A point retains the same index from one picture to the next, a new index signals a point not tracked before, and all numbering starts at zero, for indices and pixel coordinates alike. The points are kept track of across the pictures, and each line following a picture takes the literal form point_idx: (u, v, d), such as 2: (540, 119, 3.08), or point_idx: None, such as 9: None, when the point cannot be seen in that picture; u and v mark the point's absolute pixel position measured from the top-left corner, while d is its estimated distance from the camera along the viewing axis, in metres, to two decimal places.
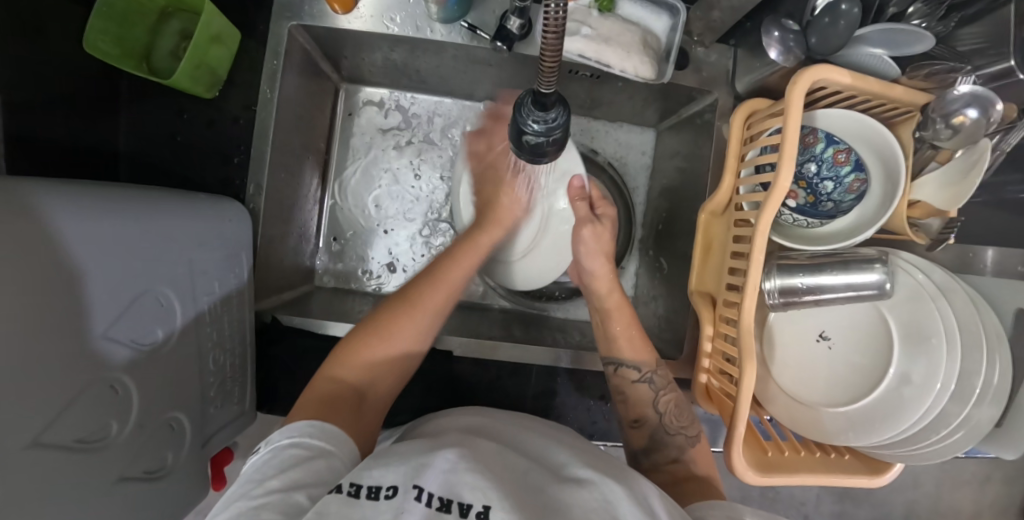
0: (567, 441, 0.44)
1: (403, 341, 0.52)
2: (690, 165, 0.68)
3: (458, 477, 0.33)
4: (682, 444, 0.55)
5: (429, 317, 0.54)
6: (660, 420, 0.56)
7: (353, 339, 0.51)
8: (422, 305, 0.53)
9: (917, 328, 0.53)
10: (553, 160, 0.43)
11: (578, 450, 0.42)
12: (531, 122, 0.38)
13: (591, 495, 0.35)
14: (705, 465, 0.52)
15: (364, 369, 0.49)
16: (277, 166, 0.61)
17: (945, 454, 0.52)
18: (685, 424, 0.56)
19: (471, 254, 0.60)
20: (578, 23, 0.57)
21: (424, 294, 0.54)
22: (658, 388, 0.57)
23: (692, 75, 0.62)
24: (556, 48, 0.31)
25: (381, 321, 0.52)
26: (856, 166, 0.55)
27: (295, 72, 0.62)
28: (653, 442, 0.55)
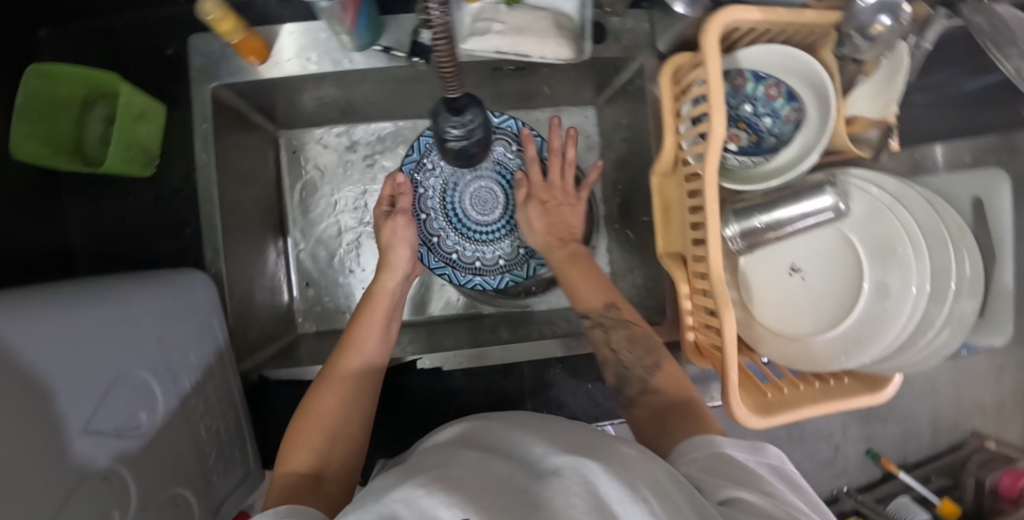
0: (550, 430, 0.43)
1: (344, 405, 0.48)
2: (633, 133, 0.68)
3: (433, 503, 0.32)
4: (643, 375, 0.53)
5: (365, 371, 0.51)
6: (615, 358, 0.55)
7: (297, 425, 0.47)
8: (344, 371, 0.50)
9: (881, 240, 0.54)
10: (482, 159, 0.44)
11: (556, 435, 0.42)
12: (449, 128, 0.39)
13: (570, 480, 0.34)
14: (671, 390, 0.51)
15: (317, 449, 0.45)
16: (230, 226, 0.62)
17: (935, 357, 0.53)
18: (641, 356, 0.54)
19: (381, 306, 0.57)
20: (488, 21, 0.57)
21: (345, 357, 0.52)
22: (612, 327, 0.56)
23: (613, 45, 0.62)
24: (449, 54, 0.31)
25: (319, 392, 0.49)
26: (788, 97, 0.56)
27: (229, 131, 0.63)
28: (619, 381, 0.54)
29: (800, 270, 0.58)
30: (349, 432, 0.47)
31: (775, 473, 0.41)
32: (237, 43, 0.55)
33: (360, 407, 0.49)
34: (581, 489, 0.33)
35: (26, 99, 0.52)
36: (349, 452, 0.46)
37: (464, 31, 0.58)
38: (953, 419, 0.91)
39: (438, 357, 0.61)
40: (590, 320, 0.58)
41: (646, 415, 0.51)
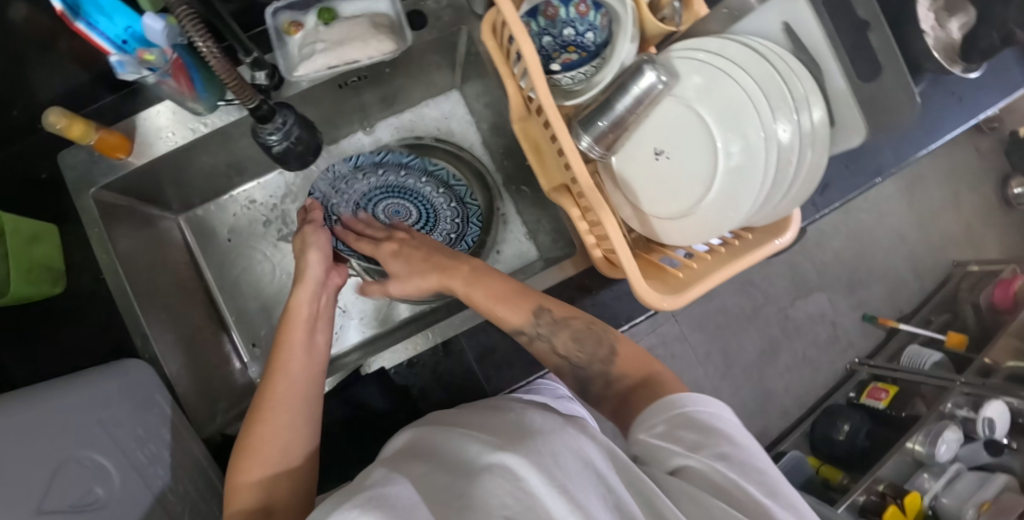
0: (480, 423, 0.39)
1: (280, 431, 0.47)
2: (492, 96, 0.71)
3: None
4: (600, 366, 0.50)
5: (294, 390, 0.50)
6: (569, 364, 0.52)
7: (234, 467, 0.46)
8: (277, 395, 0.49)
9: (720, 97, 0.57)
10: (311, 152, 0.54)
11: (494, 421, 0.39)
12: (268, 134, 0.49)
13: (502, 484, 0.31)
14: (631, 366, 0.49)
15: (262, 486, 0.45)
16: (152, 310, 0.64)
17: (811, 184, 0.55)
18: (593, 351, 0.50)
19: (300, 326, 0.55)
20: (312, 44, 0.62)
21: (275, 382, 0.50)
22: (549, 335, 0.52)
23: (436, 26, 0.66)
24: (224, 66, 0.41)
25: (251, 425, 0.47)
26: (596, 8, 0.59)
27: (123, 227, 0.66)
28: (580, 382, 0.52)
29: (664, 151, 0.60)
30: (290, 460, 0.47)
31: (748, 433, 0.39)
32: (96, 141, 0.59)
33: (296, 434, 0.48)
34: (514, 491, 0.30)
35: None
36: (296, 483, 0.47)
37: (293, 60, 0.62)
38: None
39: (378, 358, 0.63)
40: (527, 336, 0.53)
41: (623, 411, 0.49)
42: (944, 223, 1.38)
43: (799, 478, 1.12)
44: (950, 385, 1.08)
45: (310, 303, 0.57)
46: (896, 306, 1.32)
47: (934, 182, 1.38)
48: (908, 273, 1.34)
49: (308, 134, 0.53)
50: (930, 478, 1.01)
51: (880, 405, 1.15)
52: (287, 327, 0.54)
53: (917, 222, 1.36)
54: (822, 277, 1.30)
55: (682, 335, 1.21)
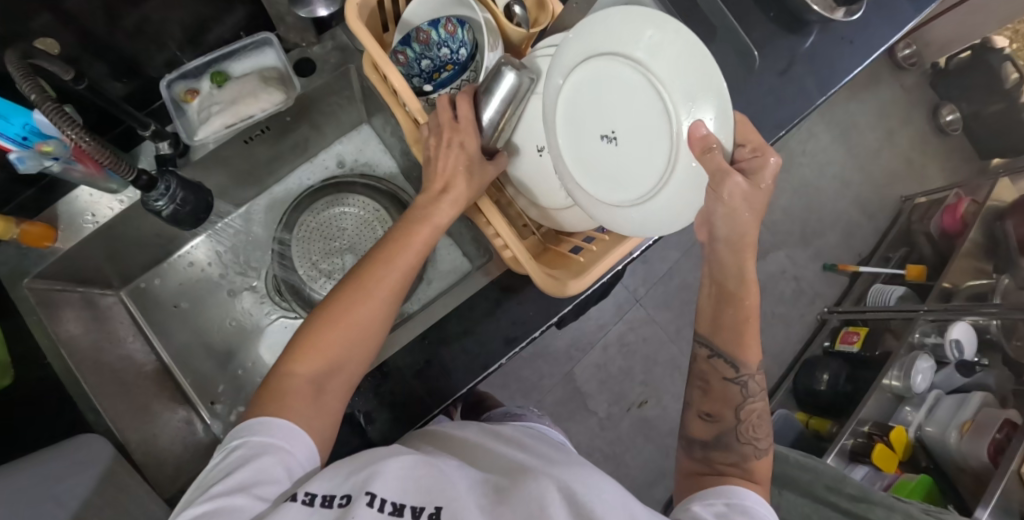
0: (532, 452, 0.52)
1: (354, 337, 0.50)
2: (395, 125, 0.76)
3: (412, 489, 0.39)
4: (749, 453, 0.51)
5: (387, 301, 0.51)
6: (737, 426, 0.52)
7: (308, 331, 0.49)
8: (358, 307, 0.50)
9: None
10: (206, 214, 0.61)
11: (547, 456, 0.51)
12: (156, 201, 0.56)
13: (538, 485, 0.39)
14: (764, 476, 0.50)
15: (323, 359, 0.48)
16: (100, 386, 0.66)
17: None
18: (757, 436, 0.52)
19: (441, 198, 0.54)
20: (207, 108, 0.66)
21: (362, 295, 0.51)
22: (750, 394, 0.53)
23: (325, 70, 0.69)
24: (100, 151, 0.49)
25: (361, 299, 0.51)
26: (461, 24, 0.62)
27: (63, 310, 0.69)
28: (716, 439, 0.52)
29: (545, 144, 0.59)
30: (347, 355, 0.49)
31: None
32: (20, 236, 0.62)
33: (371, 333, 0.51)
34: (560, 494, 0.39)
35: None
36: (345, 378, 0.49)
37: (194, 125, 0.66)
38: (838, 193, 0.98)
39: None
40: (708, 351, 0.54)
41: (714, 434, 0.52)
42: (885, 162, 1.41)
43: (789, 435, 1.12)
44: (915, 316, 1.10)
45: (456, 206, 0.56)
46: (853, 250, 1.34)
47: (867, 124, 1.42)
48: (860, 216, 1.37)
49: (199, 197, 0.60)
50: (911, 410, 1.02)
51: (854, 349, 1.16)
52: (412, 229, 0.54)
53: (858, 167, 1.39)
54: (776, 235, 1.32)
55: (650, 317, 1.24)
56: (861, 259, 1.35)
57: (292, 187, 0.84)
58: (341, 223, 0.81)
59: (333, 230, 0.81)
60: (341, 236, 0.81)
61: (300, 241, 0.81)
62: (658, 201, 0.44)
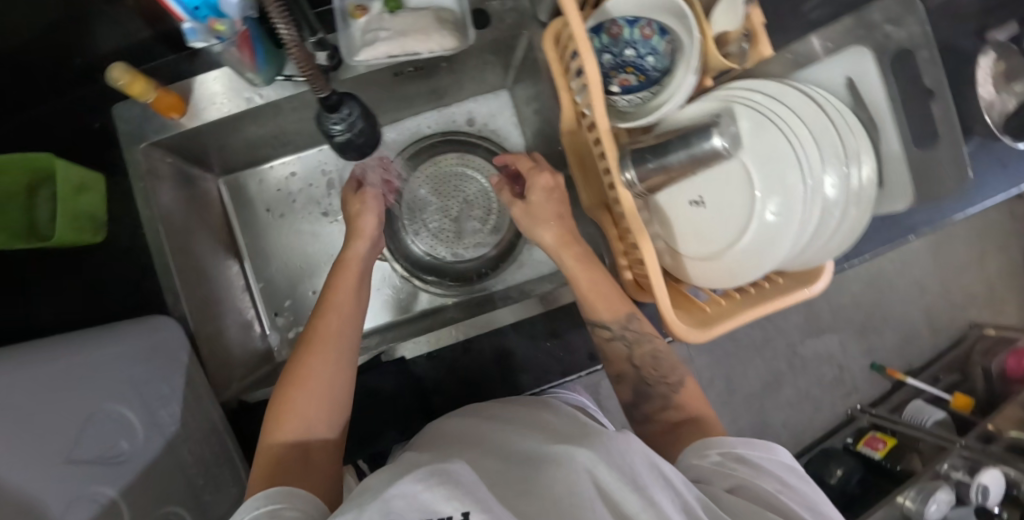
0: (537, 424, 0.50)
1: (305, 417, 0.49)
2: (542, 104, 0.72)
3: (432, 492, 0.35)
4: (665, 392, 0.57)
5: (335, 346, 0.54)
6: (637, 373, 0.58)
7: (279, 395, 0.51)
8: (319, 349, 0.53)
9: (769, 152, 0.55)
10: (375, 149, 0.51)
11: (559, 430, 0.47)
12: (333, 124, 0.47)
13: (566, 469, 0.38)
14: (692, 404, 0.56)
15: (299, 423, 0.49)
16: (185, 270, 0.66)
17: (852, 239, 0.55)
18: (665, 373, 0.57)
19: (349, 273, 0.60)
20: (375, 30, 0.62)
21: (305, 359, 0.52)
22: (641, 336, 0.58)
23: (498, 26, 0.66)
24: (303, 58, 0.40)
25: (280, 411, 0.49)
26: (661, 33, 0.60)
27: (165, 183, 0.67)
28: (638, 396, 0.58)
29: (701, 199, 0.58)
30: (324, 406, 0.51)
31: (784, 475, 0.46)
32: (153, 101, 0.60)
33: (334, 384, 0.52)
34: (581, 473, 0.37)
35: None
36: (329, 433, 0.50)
37: (356, 45, 0.63)
38: None
39: (399, 346, 0.63)
40: (609, 333, 0.58)
41: (666, 426, 0.55)
42: (968, 284, 1.35)
43: None
44: (950, 446, 1.07)
45: (345, 322, 0.57)
46: (905, 358, 1.30)
47: (964, 239, 1.36)
48: (924, 327, 1.32)
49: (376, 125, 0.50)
50: None
51: (875, 455, 1.14)
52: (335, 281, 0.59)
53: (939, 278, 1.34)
54: (835, 319, 1.29)
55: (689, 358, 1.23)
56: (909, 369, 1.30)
57: (410, 129, 0.81)
58: (463, 184, 0.81)
59: (450, 189, 0.81)
60: (460, 197, 0.80)
61: (419, 186, 0.80)
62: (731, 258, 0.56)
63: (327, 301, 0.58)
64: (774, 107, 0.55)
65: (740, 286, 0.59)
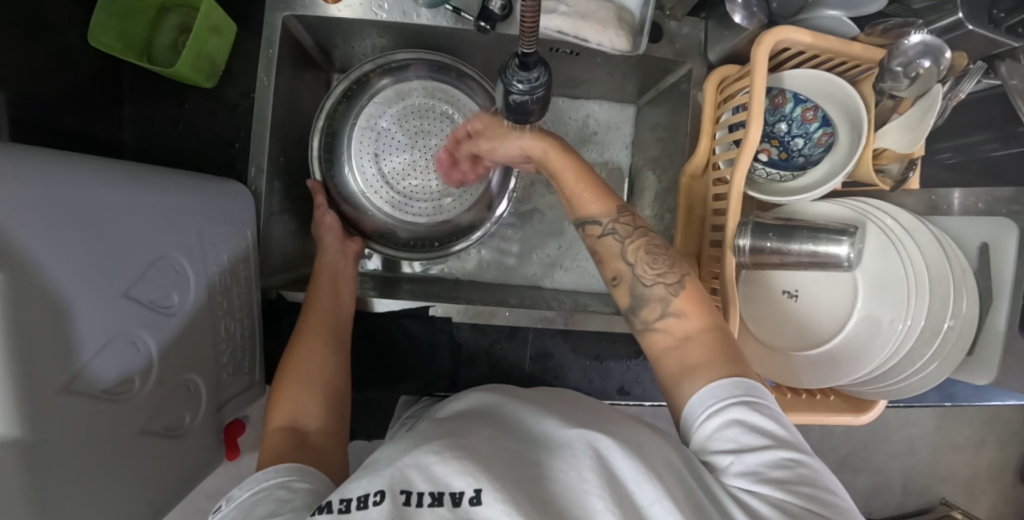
0: (543, 402, 0.46)
1: (298, 404, 0.49)
2: (670, 135, 0.72)
3: (445, 469, 0.33)
4: (664, 294, 0.50)
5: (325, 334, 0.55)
6: (634, 272, 0.51)
7: (276, 387, 0.51)
8: (313, 329, 0.56)
9: (885, 278, 0.54)
10: (539, 119, 0.47)
11: (557, 407, 0.44)
12: (515, 82, 0.42)
13: (581, 456, 0.35)
14: (694, 312, 0.49)
15: (294, 407, 0.49)
16: (277, 148, 0.64)
17: (924, 386, 0.55)
18: (664, 270, 0.51)
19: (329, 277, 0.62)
20: (556, 1, 0.61)
21: (296, 346, 0.54)
22: (625, 237, 0.53)
23: (668, 47, 0.66)
24: (534, 15, 0.35)
25: (276, 401, 0.49)
26: (823, 122, 0.59)
27: (291, 59, 0.66)
28: (635, 299, 0.51)
29: (797, 293, 0.58)
30: (320, 382, 0.51)
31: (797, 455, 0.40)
32: None
33: (325, 362, 0.53)
34: (595, 463, 0.35)
35: None
36: (320, 413, 0.49)
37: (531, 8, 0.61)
38: (924, 476, 1.17)
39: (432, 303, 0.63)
40: (599, 228, 0.54)
41: (667, 341, 0.48)
42: (981, 445, 1.18)
43: None
44: None
45: (335, 314, 0.58)
46: None
47: (972, 418, 1.17)
48: (897, 485, 1.16)
49: (552, 98, 0.46)
50: None
51: None
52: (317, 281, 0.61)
53: None
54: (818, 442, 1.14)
55: None
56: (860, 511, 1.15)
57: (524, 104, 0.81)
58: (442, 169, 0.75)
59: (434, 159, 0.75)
60: (546, 202, 0.80)
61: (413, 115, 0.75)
62: (806, 361, 0.56)
63: (314, 306, 0.58)
64: (904, 233, 0.54)
65: (796, 386, 0.58)
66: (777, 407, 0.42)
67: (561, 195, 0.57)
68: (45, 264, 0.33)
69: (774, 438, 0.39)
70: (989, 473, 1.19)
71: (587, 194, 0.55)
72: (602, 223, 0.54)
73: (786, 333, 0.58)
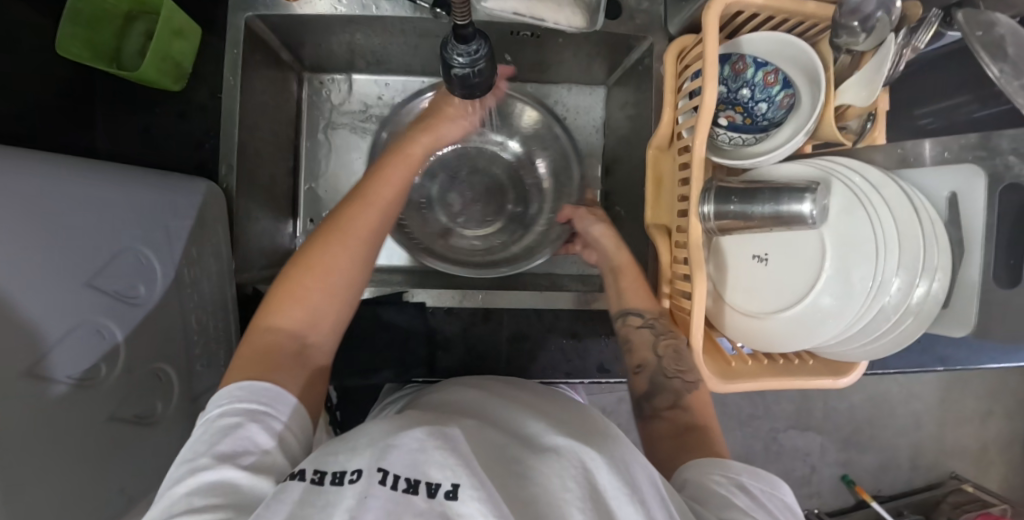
0: (527, 405, 0.45)
1: (305, 313, 0.47)
2: (637, 111, 0.72)
3: (426, 457, 0.31)
4: (679, 389, 0.56)
5: (353, 257, 0.50)
6: (658, 364, 0.58)
7: (277, 289, 0.47)
8: (347, 244, 0.50)
9: (852, 236, 0.53)
10: (486, 91, 0.48)
11: (551, 413, 0.44)
12: (456, 56, 0.43)
13: (570, 464, 0.33)
14: (701, 412, 0.55)
15: (302, 314, 0.47)
16: (247, 146, 0.65)
17: (903, 342, 0.54)
18: (685, 369, 0.56)
19: (373, 203, 0.53)
20: None
21: (320, 255, 0.48)
22: (659, 334, 0.59)
23: (628, 23, 0.66)
24: None
25: (278, 302, 0.47)
26: (785, 84, 0.59)
27: (258, 60, 0.67)
28: (652, 387, 0.57)
29: (767, 257, 0.57)
30: (331, 303, 0.48)
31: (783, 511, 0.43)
32: None
33: (340, 286, 0.49)
34: (580, 476, 0.32)
35: (75, 3, 0.56)
36: (326, 331, 0.48)
37: None
38: (934, 452, 1.14)
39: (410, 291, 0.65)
40: (639, 321, 0.61)
41: (668, 430, 0.53)
42: (992, 420, 1.15)
43: None
44: None
45: (368, 233, 0.52)
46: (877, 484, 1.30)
47: (977, 388, 1.14)
48: (905, 461, 1.13)
49: (495, 70, 0.46)
50: None
51: None
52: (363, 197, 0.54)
53: None
54: (820, 420, 1.13)
55: None
56: (870, 490, 1.12)
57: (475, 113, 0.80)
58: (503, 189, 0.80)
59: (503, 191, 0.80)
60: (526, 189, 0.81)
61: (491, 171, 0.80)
62: (781, 324, 0.55)
63: (349, 222, 0.51)
64: (873, 190, 0.52)
65: (771, 353, 0.58)
66: (773, 483, 0.44)
67: (612, 287, 0.65)
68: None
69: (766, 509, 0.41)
70: (1000, 446, 1.15)
71: (639, 287, 0.63)
72: (644, 318, 0.61)
73: (760, 300, 0.57)
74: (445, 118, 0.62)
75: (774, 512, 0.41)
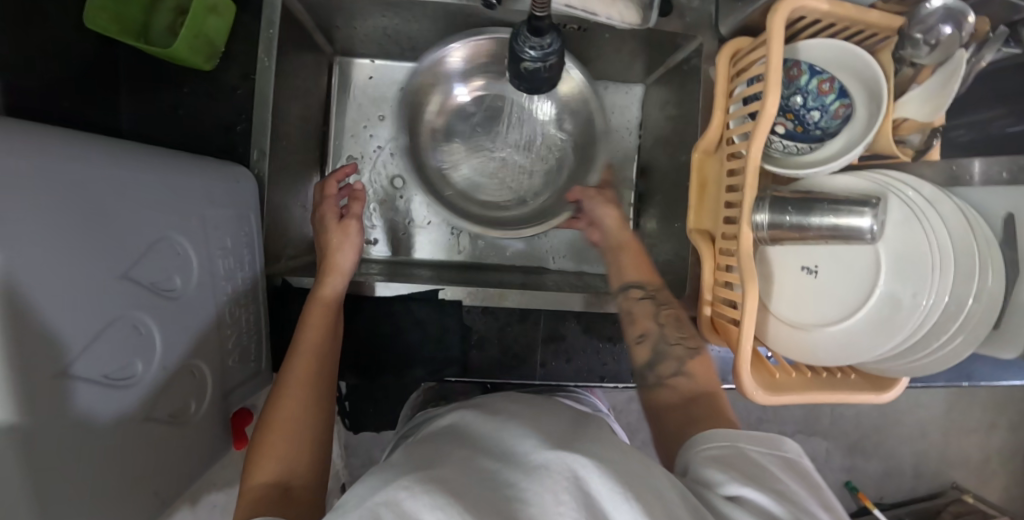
0: (532, 414, 0.42)
1: (283, 456, 0.44)
2: (680, 112, 0.70)
3: (411, 504, 0.29)
4: (681, 355, 0.54)
5: (309, 383, 0.50)
6: (660, 330, 0.56)
7: (254, 448, 0.45)
8: (303, 375, 0.50)
9: (907, 252, 0.52)
10: (551, 89, 0.46)
11: (547, 420, 0.41)
12: (527, 48, 0.41)
13: (557, 474, 0.31)
14: (704, 378, 0.52)
15: (281, 459, 0.44)
16: (278, 131, 0.62)
17: (951, 361, 0.53)
18: (686, 335, 0.56)
19: (321, 307, 0.55)
20: None
21: (279, 398, 0.48)
22: (660, 304, 0.58)
23: (677, 21, 0.65)
24: None
25: (256, 457, 0.44)
26: (840, 93, 0.58)
27: (291, 40, 0.63)
28: (654, 357, 0.55)
29: (816, 269, 0.56)
30: (310, 438, 0.46)
31: (790, 465, 0.40)
32: None
33: (307, 412, 0.48)
34: (571, 485, 0.30)
35: None
36: (308, 465, 0.45)
37: None
38: (937, 461, 1.15)
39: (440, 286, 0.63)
40: (640, 291, 0.59)
41: (674, 397, 0.51)
42: (995, 433, 1.17)
43: None
44: None
45: (325, 354, 0.53)
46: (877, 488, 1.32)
47: (982, 400, 1.16)
48: (908, 469, 1.15)
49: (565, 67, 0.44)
50: None
51: None
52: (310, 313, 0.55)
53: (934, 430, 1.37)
54: (829, 426, 1.14)
55: None
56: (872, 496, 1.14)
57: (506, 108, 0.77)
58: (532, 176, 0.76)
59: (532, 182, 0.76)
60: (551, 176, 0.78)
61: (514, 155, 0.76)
62: (831, 338, 0.55)
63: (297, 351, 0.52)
64: (927, 208, 0.51)
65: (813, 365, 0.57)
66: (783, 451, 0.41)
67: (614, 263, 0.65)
68: (40, 242, 0.32)
69: (773, 471, 0.38)
70: (1001, 457, 1.17)
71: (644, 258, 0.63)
72: (644, 288, 0.60)
73: (808, 311, 0.56)
74: (335, 228, 0.61)
75: (785, 477, 0.38)
